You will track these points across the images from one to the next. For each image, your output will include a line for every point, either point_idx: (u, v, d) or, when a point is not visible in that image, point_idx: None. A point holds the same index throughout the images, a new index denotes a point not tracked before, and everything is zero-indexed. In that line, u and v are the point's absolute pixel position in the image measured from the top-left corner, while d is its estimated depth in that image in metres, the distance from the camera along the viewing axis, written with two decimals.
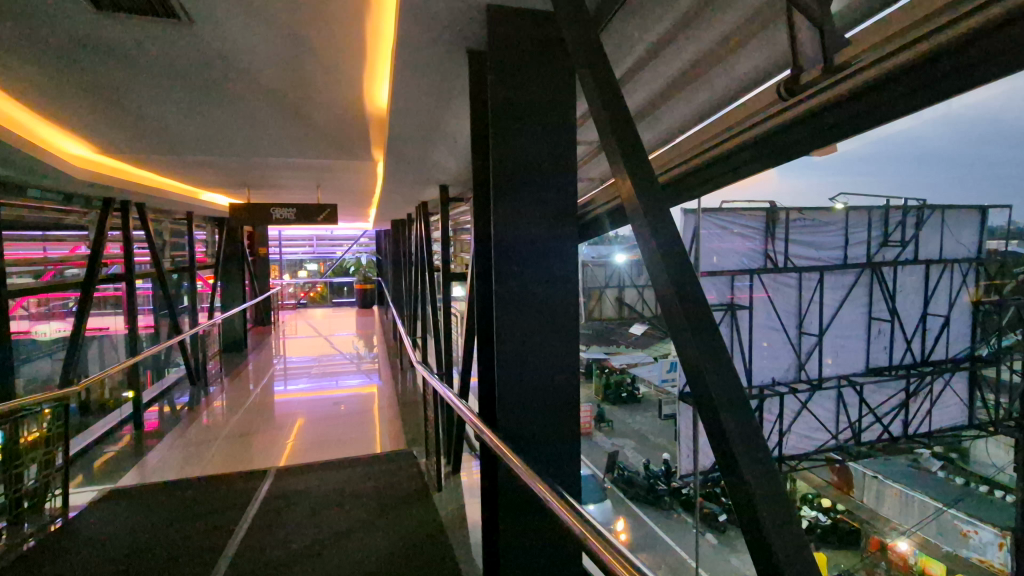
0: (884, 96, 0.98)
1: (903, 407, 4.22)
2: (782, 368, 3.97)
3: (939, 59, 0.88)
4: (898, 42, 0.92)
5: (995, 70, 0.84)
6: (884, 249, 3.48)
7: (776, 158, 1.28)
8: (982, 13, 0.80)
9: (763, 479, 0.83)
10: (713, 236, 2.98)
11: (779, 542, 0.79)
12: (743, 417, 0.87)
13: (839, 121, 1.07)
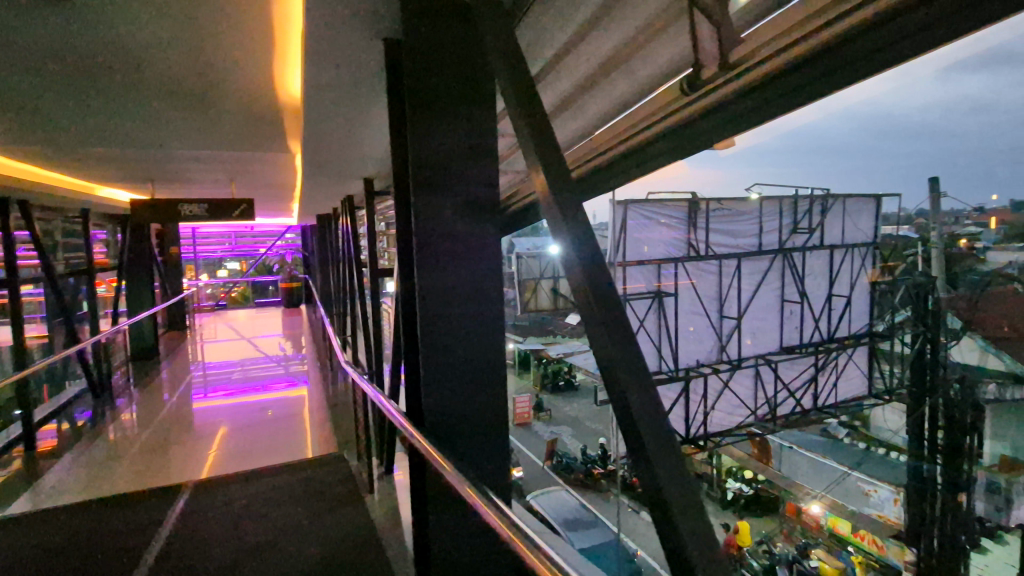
0: (774, 90, 1.05)
1: (813, 381, 4.65)
2: (705, 351, 4.27)
3: (821, 57, 0.95)
4: (785, 39, 0.98)
5: (879, 63, 0.91)
6: (794, 236, 3.67)
7: (683, 151, 1.33)
8: (853, 16, 0.88)
9: (669, 460, 0.87)
10: (637, 225, 3.27)
11: (683, 516, 0.83)
12: (651, 406, 0.91)
13: (739, 113, 1.13)
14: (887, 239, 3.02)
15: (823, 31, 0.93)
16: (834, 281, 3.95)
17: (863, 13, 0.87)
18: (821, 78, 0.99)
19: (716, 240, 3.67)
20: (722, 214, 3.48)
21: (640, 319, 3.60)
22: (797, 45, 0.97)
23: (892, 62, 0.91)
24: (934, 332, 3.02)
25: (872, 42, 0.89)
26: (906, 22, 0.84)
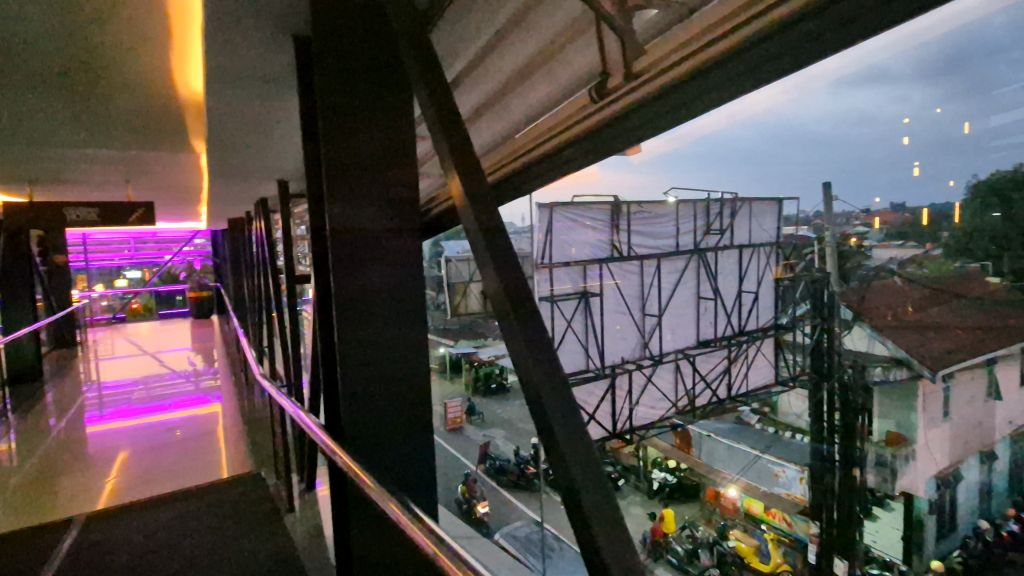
0: (676, 99, 1.13)
1: (726, 371, 4.84)
2: (628, 347, 4.39)
3: (713, 69, 1.03)
4: (682, 51, 1.06)
5: (768, 73, 1.00)
6: (707, 237, 3.92)
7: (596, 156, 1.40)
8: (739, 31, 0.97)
9: (583, 461, 0.89)
10: (563, 228, 3.56)
11: (597, 513, 0.85)
12: (567, 405, 0.93)
13: (645, 120, 1.20)
14: (788, 240, 3.35)
15: (717, 43, 1.00)
16: (743, 279, 4.15)
17: (752, 28, 0.95)
18: (720, 86, 1.07)
19: (638, 242, 3.84)
20: (641, 217, 3.71)
21: (568, 319, 3.74)
22: (696, 54, 1.04)
23: (779, 72, 1.01)
24: (829, 322, 3.30)
25: (763, 54, 0.98)
26: (790, 36, 0.93)
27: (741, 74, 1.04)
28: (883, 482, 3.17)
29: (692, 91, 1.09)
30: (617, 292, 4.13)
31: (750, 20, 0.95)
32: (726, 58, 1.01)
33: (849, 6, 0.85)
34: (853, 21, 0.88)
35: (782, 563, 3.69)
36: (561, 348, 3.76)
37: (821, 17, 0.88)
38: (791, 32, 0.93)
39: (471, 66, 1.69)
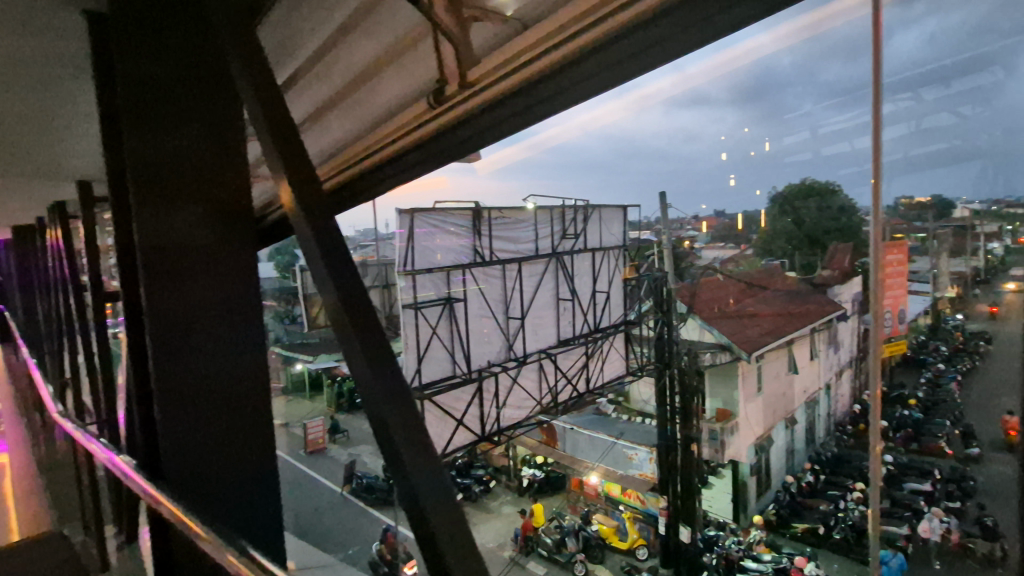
0: (509, 109, 1.21)
1: (586, 367, 5.17)
2: (494, 350, 4.31)
3: (540, 81, 1.12)
4: (512, 65, 1.14)
5: (593, 85, 1.10)
6: (565, 242, 4.34)
7: (445, 157, 1.44)
8: (557, 51, 1.07)
9: (427, 471, 0.88)
10: (424, 234, 3.58)
11: (440, 522, 0.85)
12: (410, 416, 0.92)
13: (486, 125, 1.27)
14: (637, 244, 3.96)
15: (544, 58, 1.09)
16: (597, 280, 4.81)
17: (573, 45, 1.04)
18: (554, 96, 1.17)
19: (500, 246, 4.04)
20: (502, 223, 3.96)
21: (432, 326, 3.66)
22: (526, 68, 1.13)
23: (597, 88, 1.12)
24: (668, 316, 3.81)
25: (585, 70, 1.07)
26: (607, 54, 1.03)
27: (569, 87, 1.13)
28: (715, 453, 3.65)
29: (529, 101, 1.18)
30: (480, 297, 4.12)
31: (572, 38, 1.05)
32: (552, 72, 1.10)
33: (651, 35, 0.97)
34: (655, 46, 1.00)
35: (637, 538, 3.92)
36: (422, 363, 3.60)
37: (631, 41, 1.00)
38: (608, 50, 1.03)
39: (314, 58, 1.62)
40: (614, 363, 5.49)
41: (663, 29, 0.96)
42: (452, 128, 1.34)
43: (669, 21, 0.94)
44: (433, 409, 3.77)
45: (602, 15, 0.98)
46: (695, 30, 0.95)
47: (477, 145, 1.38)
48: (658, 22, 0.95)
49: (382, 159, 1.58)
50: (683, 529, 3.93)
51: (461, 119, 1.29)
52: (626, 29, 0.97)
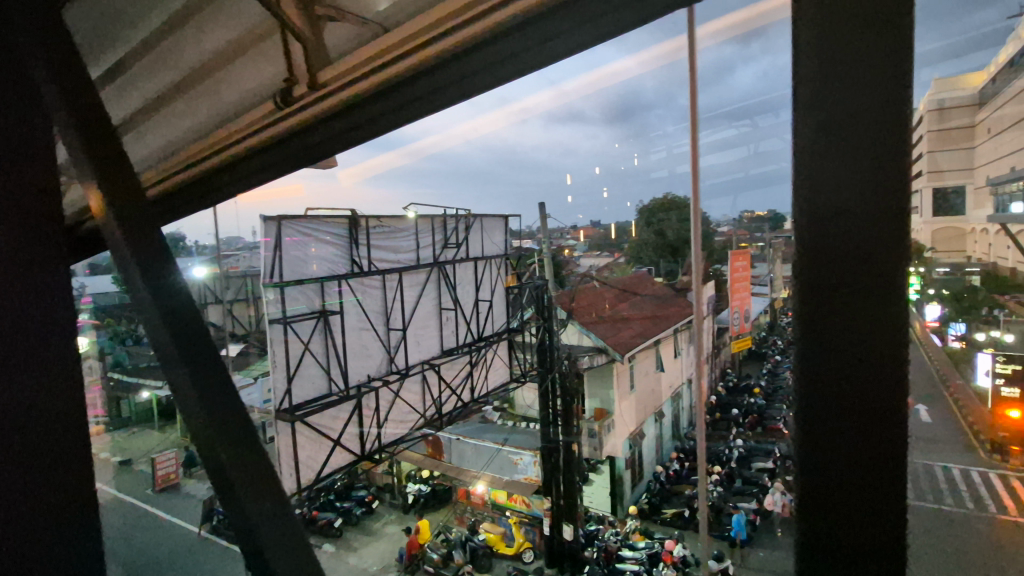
0: (359, 114, 1.20)
1: (470, 375, 4.81)
2: (375, 365, 3.96)
3: (391, 90, 1.12)
4: (356, 72, 1.12)
5: (442, 96, 1.12)
6: (445, 250, 4.45)
7: (301, 156, 1.40)
8: (401, 62, 1.07)
9: (266, 511, 0.95)
10: (294, 243, 3.46)
11: (276, 551, 0.93)
12: (246, 463, 0.97)
13: (341, 127, 1.25)
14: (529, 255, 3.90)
15: (398, 62, 1.07)
16: (478, 288, 4.82)
17: (417, 57, 1.04)
18: (418, 100, 1.16)
19: (378, 255, 3.95)
20: (381, 231, 3.98)
21: (304, 341, 3.42)
22: (380, 71, 1.10)
23: (447, 99, 1.14)
24: (549, 323, 3.77)
25: (431, 82, 1.09)
26: (449, 69, 1.06)
27: (418, 97, 1.14)
28: (594, 451, 4.09)
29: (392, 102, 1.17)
30: (357, 307, 3.83)
31: (425, 43, 1.03)
32: (411, 75, 1.08)
33: (495, 52, 1.01)
34: (512, 57, 1.03)
35: (523, 541, 4.12)
36: (292, 382, 3.35)
37: (473, 57, 1.02)
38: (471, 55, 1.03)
39: (152, 38, 1.45)
40: (499, 371, 5.18)
41: (505, 48, 1.00)
42: (309, 128, 1.28)
43: (530, 33, 0.96)
44: (307, 432, 3.48)
45: (443, 28, 0.99)
46: (556, 42, 0.99)
47: (344, 145, 1.34)
48: (521, 33, 0.96)
49: (234, 158, 1.50)
50: (566, 527, 3.91)
51: (316, 119, 1.23)
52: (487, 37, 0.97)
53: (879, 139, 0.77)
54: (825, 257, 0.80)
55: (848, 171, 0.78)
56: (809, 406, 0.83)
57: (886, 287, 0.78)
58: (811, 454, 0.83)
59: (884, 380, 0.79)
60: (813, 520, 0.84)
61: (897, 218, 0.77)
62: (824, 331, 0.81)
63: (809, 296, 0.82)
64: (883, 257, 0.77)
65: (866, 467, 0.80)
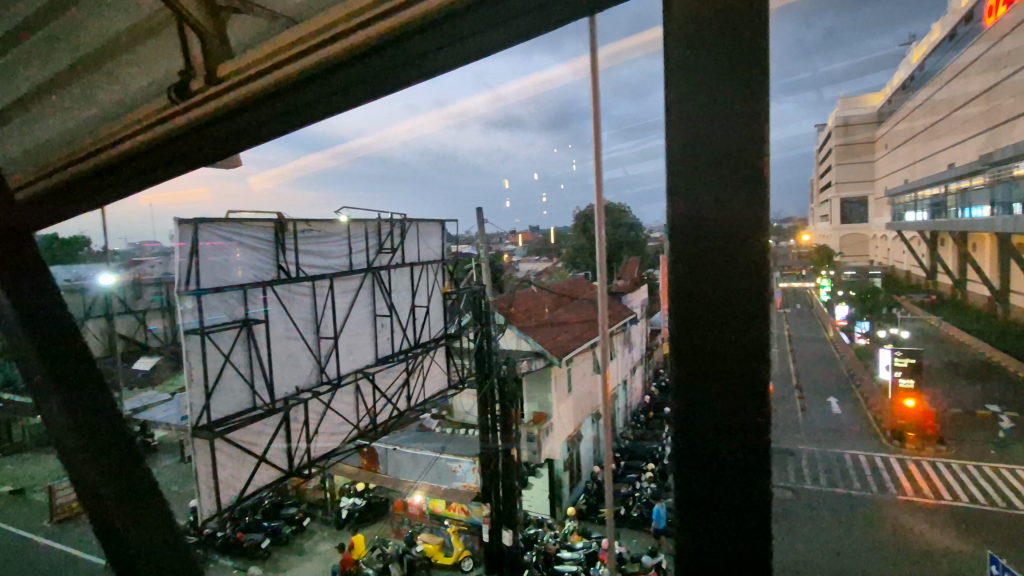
0: (268, 101, 1.16)
1: (405, 383, 4.62)
2: (304, 375, 3.78)
3: (301, 80, 1.08)
4: (259, 65, 1.07)
5: (354, 80, 1.11)
6: (380, 256, 4.38)
7: (208, 140, 1.33)
8: (310, 57, 1.03)
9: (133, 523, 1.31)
10: (214, 248, 3.25)
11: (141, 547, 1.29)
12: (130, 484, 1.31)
13: (253, 112, 1.20)
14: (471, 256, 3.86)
15: (307, 56, 1.03)
16: (415, 294, 4.73)
17: (327, 51, 1.01)
18: (333, 87, 1.15)
19: (306, 262, 3.79)
20: (310, 236, 3.84)
21: (224, 354, 3.21)
22: (288, 64, 1.06)
23: (363, 80, 1.14)
24: (487, 328, 3.67)
25: (344, 75, 1.09)
26: (358, 66, 1.05)
27: (334, 83, 1.13)
28: (533, 454, 4.21)
29: (309, 89, 1.15)
30: (283, 316, 3.62)
31: (332, 40, 1.00)
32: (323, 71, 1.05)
33: (395, 53, 1.02)
34: (421, 55, 1.06)
35: (462, 550, 3.95)
36: (211, 398, 3.14)
37: (376, 57, 1.02)
38: (379, 52, 1.02)
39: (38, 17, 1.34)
40: (435, 377, 5.02)
41: (407, 49, 1.02)
42: (217, 119, 1.23)
43: (437, 32, 0.97)
44: (228, 450, 3.26)
45: (345, 26, 0.97)
46: (457, 43, 1.04)
47: (269, 128, 1.35)
48: (429, 32, 0.96)
49: (126, 153, 1.38)
50: (506, 533, 3.70)
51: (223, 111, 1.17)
52: (392, 37, 0.95)
53: (746, 185, 0.88)
54: (693, 284, 0.92)
55: (719, 212, 0.90)
56: (682, 418, 0.96)
57: (754, 342, 0.91)
58: (694, 490, 0.95)
59: (752, 396, 0.91)
60: (695, 519, 0.96)
61: (752, 248, 0.89)
62: (703, 353, 0.92)
63: (683, 321, 0.94)
64: (747, 288, 0.90)
65: (728, 477, 0.92)
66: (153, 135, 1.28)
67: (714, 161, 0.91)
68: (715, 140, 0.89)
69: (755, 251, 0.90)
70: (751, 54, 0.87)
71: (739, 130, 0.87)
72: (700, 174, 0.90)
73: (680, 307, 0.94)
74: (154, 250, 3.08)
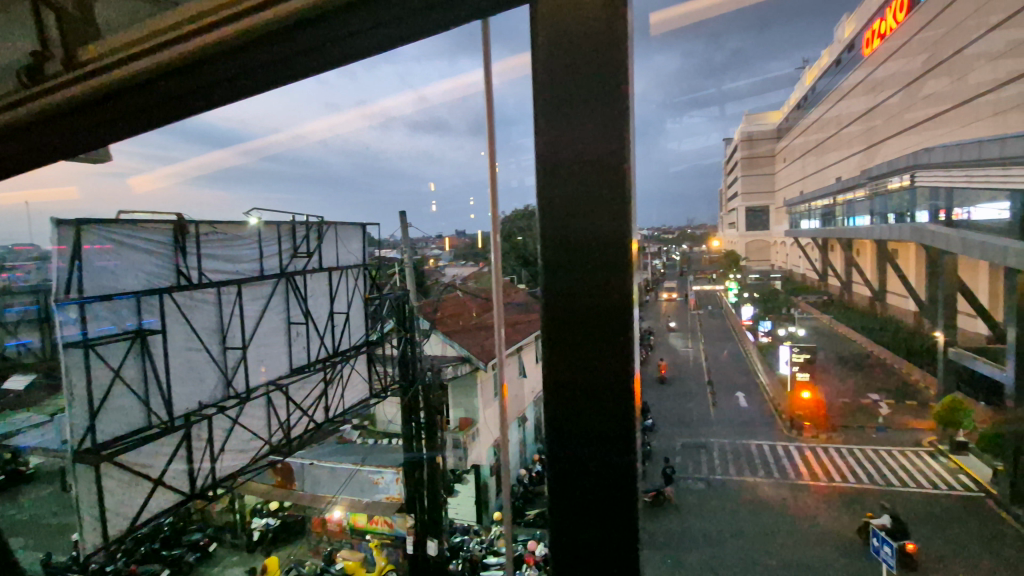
0: (141, 90, 1.26)
1: (323, 395, 4.41)
2: (209, 390, 3.50)
3: (174, 66, 1.21)
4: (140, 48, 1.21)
5: (224, 74, 1.24)
6: (295, 260, 4.19)
7: (76, 132, 1.38)
8: (186, 43, 1.17)
9: None
10: (101, 253, 2.93)
11: None
12: None
13: (126, 101, 1.29)
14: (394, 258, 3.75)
15: (181, 47, 1.18)
16: (334, 300, 4.54)
17: (200, 41, 1.16)
18: (207, 85, 1.26)
19: (210, 267, 3.53)
20: (216, 239, 3.58)
21: (115, 369, 2.89)
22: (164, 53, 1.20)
23: (234, 80, 1.26)
24: (411, 333, 3.59)
25: (217, 71, 1.23)
26: (230, 64, 1.20)
27: (205, 78, 1.24)
28: (460, 461, 4.22)
29: (184, 85, 1.26)
30: (184, 325, 3.33)
31: (212, 29, 1.15)
32: (200, 59, 1.19)
33: (262, 54, 1.18)
34: (290, 61, 1.22)
35: (386, 564, 3.81)
36: (97, 418, 2.81)
37: (242, 54, 1.18)
38: (249, 53, 1.18)
39: None
40: (357, 387, 4.83)
41: (274, 53, 1.18)
42: (83, 107, 1.31)
43: (303, 39, 1.16)
44: (117, 473, 2.94)
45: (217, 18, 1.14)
46: (321, 52, 1.20)
47: (132, 129, 1.38)
48: (298, 35, 1.15)
49: None
50: (430, 543, 3.61)
51: (99, 92, 1.27)
52: (260, 35, 1.13)
53: (604, 230, 1.07)
54: (561, 285, 1.10)
55: (580, 226, 1.09)
56: (553, 401, 1.13)
57: (609, 335, 1.08)
58: (563, 463, 1.12)
59: (614, 429, 1.09)
60: (564, 491, 1.13)
61: (609, 258, 1.07)
62: (574, 390, 1.10)
63: (552, 315, 1.12)
64: (603, 291, 1.08)
65: (590, 450, 1.10)
66: (13, 118, 1.35)
67: (576, 180, 1.08)
68: (575, 182, 1.08)
69: (613, 261, 1.08)
70: (607, 89, 1.05)
71: (602, 184, 1.07)
72: (570, 234, 1.09)
73: (555, 350, 1.11)
74: (29, 254, 2.73)
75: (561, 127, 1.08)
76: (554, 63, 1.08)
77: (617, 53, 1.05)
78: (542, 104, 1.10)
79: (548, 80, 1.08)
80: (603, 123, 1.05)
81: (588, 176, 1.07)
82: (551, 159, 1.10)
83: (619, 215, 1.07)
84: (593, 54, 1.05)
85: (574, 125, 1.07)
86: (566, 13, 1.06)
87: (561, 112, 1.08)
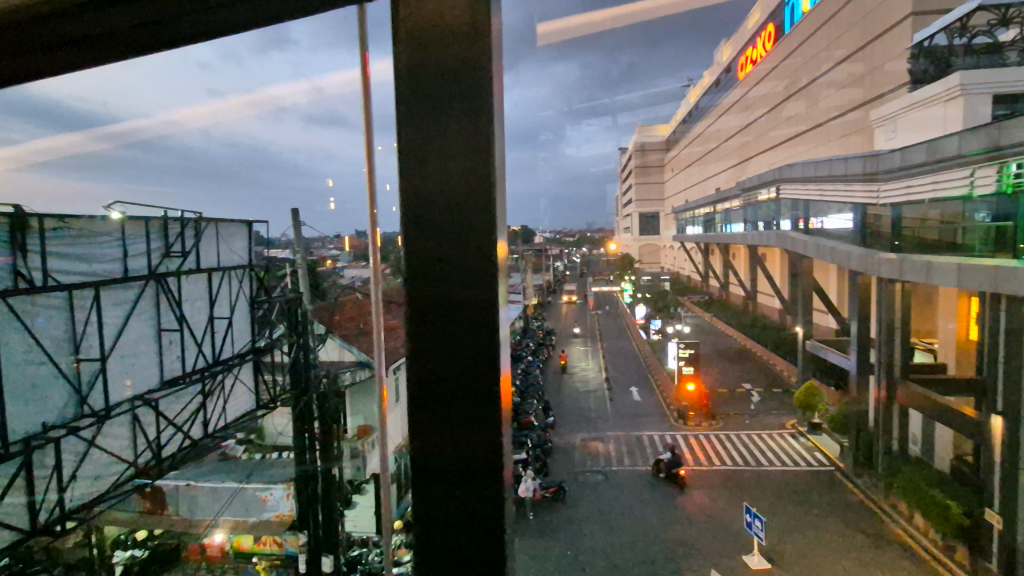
0: None
1: (201, 409, 3.96)
2: (55, 410, 3.03)
3: None
4: None
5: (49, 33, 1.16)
6: (168, 260, 3.79)
7: None
8: None
9: None
10: None
11: None
12: None
13: None
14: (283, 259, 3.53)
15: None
16: (215, 304, 4.15)
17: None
18: (41, 44, 1.19)
19: (58, 267, 3.07)
20: (68, 236, 3.14)
21: None
22: None
23: (62, 39, 1.19)
24: (304, 338, 3.41)
25: (41, 31, 1.15)
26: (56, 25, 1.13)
27: (27, 36, 1.16)
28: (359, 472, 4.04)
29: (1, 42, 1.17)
30: (24, 334, 2.83)
31: None
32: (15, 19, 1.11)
33: (93, 19, 1.13)
34: (128, 28, 1.17)
35: None
36: None
37: (69, 18, 1.12)
38: (76, 17, 1.12)
39: None
40: (239, 400, 4.36)
41: (107, 18, 1.13)
42: None
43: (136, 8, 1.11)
44: None
45: None
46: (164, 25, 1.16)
47: None
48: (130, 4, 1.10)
49: None
50: (325, 559, 3.44)
51: None
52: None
53: (471, 243, 1.05)
54: (427, 299, 1.08)
55: (444, 240, 1.06)
56: (420, 420, 1.09)
57: (473, 354, 1.05)
58: (433, 482, 1.09)
59: (478, 449, 1.07)
60: (429, 514, 1.09)
61: (475, 274, 1.05)
62: (441, 404, 1.08)
63: (416, 330, 1.09)
64: (468, 307, 1.05)
65: (460, 468, 1.07)
66: None
67: (440, 192, 1.06)
68: (439, 193, 1.06)
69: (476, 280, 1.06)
70: (471, 86, 1.03)
71: (471, 194, 1.05)
72: (434, 243, 1.07)
73: (423, 369, 1.08)
74: None
75: (419, 134, 1.06)
76: (418, 62, 1.05)
77: (486, 49, 1.02)
78: (406, 100, 1.07)
79: (407, 83, 1.06)
80: (469, 121, 1.03)
81: (451, 184, 1.06)
82: (414, 160, 1.07)
83: (483, 222, 1.05)
84: (455, 53, 1.04)
85: (435, 133, 1.05)
86: (428, 14, 1.04)
87: (425, 109, 1.05)
